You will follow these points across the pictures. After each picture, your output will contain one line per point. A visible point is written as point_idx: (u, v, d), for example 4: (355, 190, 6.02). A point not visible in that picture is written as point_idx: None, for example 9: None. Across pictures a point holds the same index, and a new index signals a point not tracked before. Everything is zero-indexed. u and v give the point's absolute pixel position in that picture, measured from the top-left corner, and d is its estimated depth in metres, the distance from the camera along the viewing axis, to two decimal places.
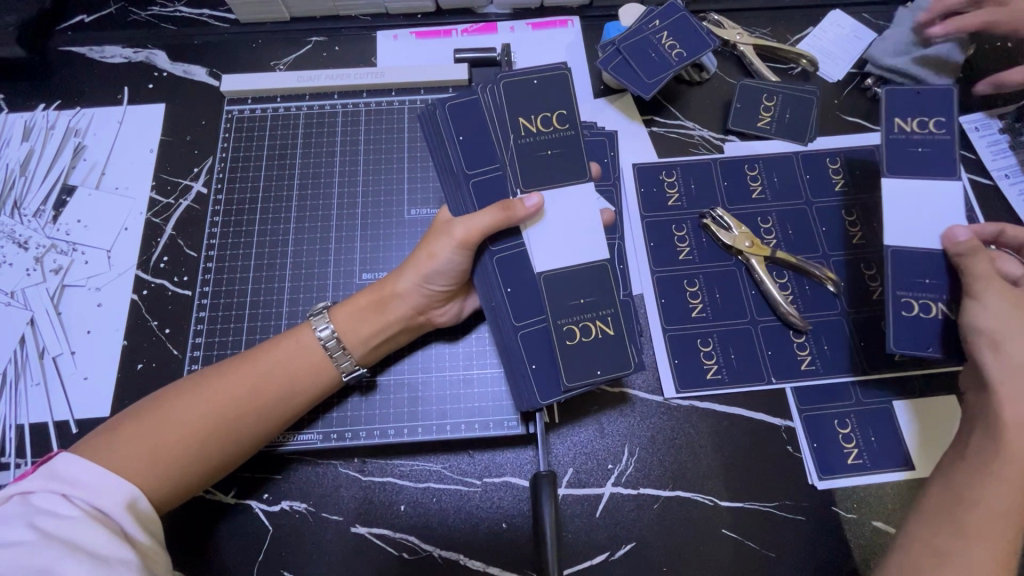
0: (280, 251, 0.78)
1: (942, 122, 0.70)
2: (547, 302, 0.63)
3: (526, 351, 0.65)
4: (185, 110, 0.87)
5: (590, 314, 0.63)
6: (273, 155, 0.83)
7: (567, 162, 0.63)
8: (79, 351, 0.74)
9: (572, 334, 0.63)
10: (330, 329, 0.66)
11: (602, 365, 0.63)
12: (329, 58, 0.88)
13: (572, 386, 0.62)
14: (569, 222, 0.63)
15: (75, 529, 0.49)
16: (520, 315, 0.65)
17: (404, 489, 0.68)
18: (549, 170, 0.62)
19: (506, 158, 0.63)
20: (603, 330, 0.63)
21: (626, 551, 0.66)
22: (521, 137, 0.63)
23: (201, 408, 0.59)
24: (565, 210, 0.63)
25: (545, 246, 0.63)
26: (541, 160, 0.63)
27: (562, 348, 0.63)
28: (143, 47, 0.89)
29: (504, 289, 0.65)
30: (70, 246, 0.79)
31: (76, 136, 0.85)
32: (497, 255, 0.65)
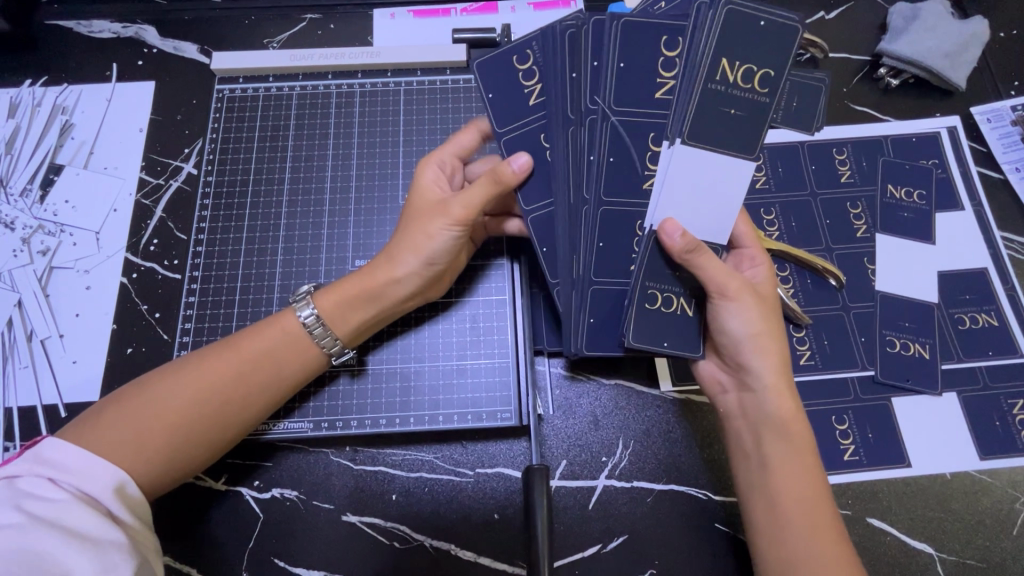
0: (271, 235, 0.76)
1: (924, 193, 0.79)
2: (642, 266, 0.63)
3: (591, 303, 0.65)
4: (175, 88, 0.84)
5: (678, 290, 0.64)
6: (265, 136, 0.80)
7: (744, 129, 0.59)
8: (68, 335, 0.73)
9: (653, 300, 0.63)
10: (314, 312, 0.64)
11: (669, 339, 0.63)
12: (324, 36, 0.86)
13: (634, 346, 0.62)
14: (699, 189, 0.60)
15: (63, 511, 0.48)
16: (598, 271, 0.65)
17: (395, 479, 0.68)
18: (723, 132, 0.59)
19: (677, 101, 0.60)
20: (684, 309, 0.64)
21: (617, 543, 0.66)
22: (712, 81, 0.58)
23: (189, 393, 0.58)
24: (699, 177, 0.60)
25: (673, 203, 0.61)
26: (721, 118, 0.58)
27: (639, 310, 0.63)
28: (133, 22, 0.87)
29: (595, 242, 0.64)
30: (58, 227, 0.78)
31: (63, 114, 0.83)
32: (604, 207, 0.64)
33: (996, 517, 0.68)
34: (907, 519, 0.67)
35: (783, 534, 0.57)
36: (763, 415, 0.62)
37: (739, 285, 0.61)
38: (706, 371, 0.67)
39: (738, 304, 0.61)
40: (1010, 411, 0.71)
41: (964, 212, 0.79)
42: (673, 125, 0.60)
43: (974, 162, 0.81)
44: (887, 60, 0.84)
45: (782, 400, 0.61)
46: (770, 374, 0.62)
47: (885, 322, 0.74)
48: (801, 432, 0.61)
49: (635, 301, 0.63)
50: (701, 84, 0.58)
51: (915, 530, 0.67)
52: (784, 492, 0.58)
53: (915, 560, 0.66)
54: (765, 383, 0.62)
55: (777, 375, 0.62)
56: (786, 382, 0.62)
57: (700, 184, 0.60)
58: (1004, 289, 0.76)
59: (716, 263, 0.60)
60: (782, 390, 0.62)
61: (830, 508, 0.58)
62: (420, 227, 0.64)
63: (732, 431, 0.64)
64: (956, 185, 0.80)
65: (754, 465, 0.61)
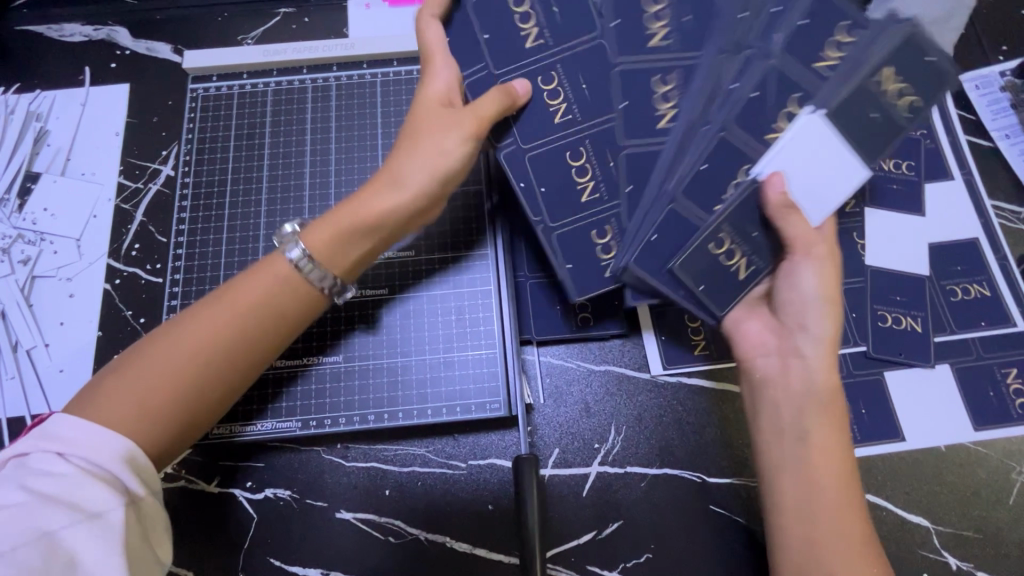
0: (251, 235, 0.75)
1: (913, 165, 0.78)
2: (733, 209, 0.60)
3: (659, 222, 0.62)
4: (151, 89, 0.83)
5: (747, 248, 0.61)
6: (242, 134, 0.79)
7: (874, 136, 0.58)
8: (53, 344, 0.73)
9: (720, 244, 0.61)
10: (302, 250, 0.60)
11: (705, 283, 0.61)
12: (299, 30, 0.84)
13: (681, 269, 0.60)
14: (812, 167, 0.59)
15: (72, 492, 0.47)
16: (686, 191, 0.62)
17: (389, 474, 0.68)
18: (856, 128, 0.58)
19: (827, 85, 0.59)
20: (740, 269, 0.62)
21: (613, 529, 0.66)
22: (871, 80, 0.57)
23: (188, 350, 0.55)
24: (818, 150, 0.58)
25: (788, 160, 0.59)
26: (862, 119, 0.58)
27: (701, 245, 0.60)
28: (105, 24, 0.85)
29: (698, 164, 0.62)
30: (38, 235, 0.77)
31: (37, 121, 0.81)
32: (722, 132, 0.61)
33: (995, 488, 0.67)
34: (902, 492, 0.67)
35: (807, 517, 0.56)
36: (804, 385, 0.59)
37: (814, 246, 0.59)
38: (755, 334, 0.63)
39: (801, 264, 0.60)
40: (1004, 381, 0.70)
41: (954, 182, 0.78)
42: (821, 98, 0.59)
43: (963, 131, 0.80)
44: None
45: (826, 376, 0.59)
46: (825, 347, 0.60)
47: (876, 296, 0.73)
48: (835, 416, 0.59)
49: (704, 233, 0.60)
50: (857, 81, 0.57)
51: (909, 503, 0.67)
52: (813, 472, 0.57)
53: (911, 534, 0.66)
54: (817, 355, 0.60)
55: (827, 348, 0.60)
56: (833, 353, 0.60)
57: (818, 161, 0.59)
58: (996, 259, 0.75)
59: (800, 221, 0.59)
60: (828, 366, 0.60)
61: (854, 495, 0.56)
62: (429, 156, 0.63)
63: (771, 391, 0.61)
64: (945, 154, 0.79)
65: (787, 445, 0.59)
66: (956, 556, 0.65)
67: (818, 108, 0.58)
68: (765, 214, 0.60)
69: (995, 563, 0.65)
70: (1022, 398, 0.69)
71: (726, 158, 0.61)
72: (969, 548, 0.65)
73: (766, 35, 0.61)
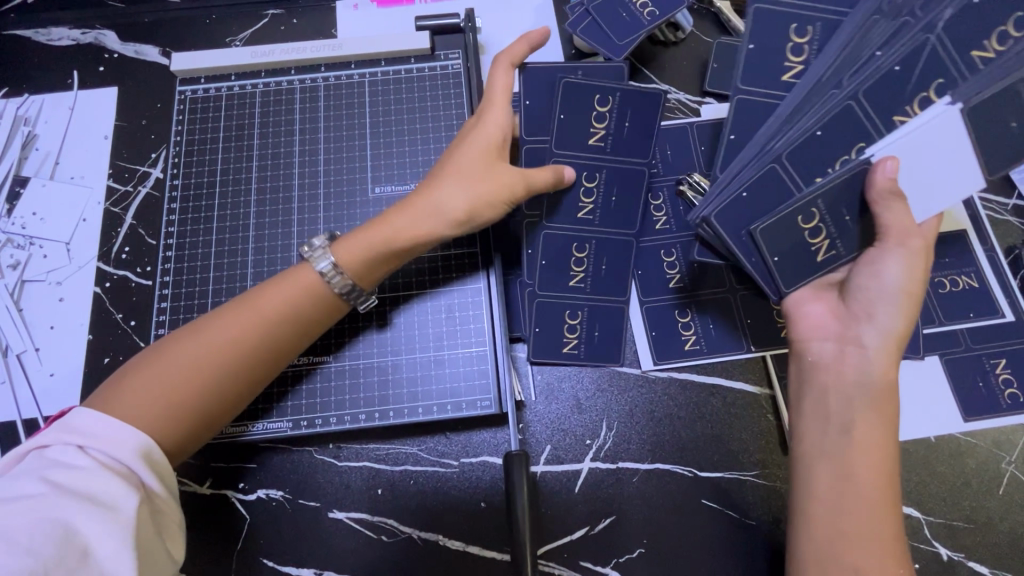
0: (241, 237, 0.75)
1: None
2: (834, 184, 0.56)
3: (755, 178, 0.59)
4: (139, 92, 0.83)
5: (833, 229, 0.58)
6: (231, 136, 0.79)
7: (1002, 145, 0.53)
8: (43, 348, 0.73)
9: (809, 219, 0.57)
10: (331, 264, 0.62)
11: (782, 254, 0.58)
12: (287, 32, 0.84)
13: (760, 234, 0.57)
14: (931, 160, 0.54)
15: (88, 481, 0.47)
16: (795, 155, 0.58)
17: (381, 473, 0.68)
18: (989, 133, 0.52)
19: (982, 74, 0.52)
20: (821, 249, 0.59)
21: (605, 525, 0.66)
22: (1016, 82, 0.52)
23: (213, 352, 0.57)
24: (944, 145, 0.53)
25: (910, 148, 0.53)
26: (999, 127, 0.52)
27: (790, 213, 0.57)
28: (92, 27, 0.85)
29: (814, 128, 0.57)
30: (27, 240, 0.77)
31: (25, 125, 0.81)
32: (852, 99, 0.56)
33: (985, 478, 0.68)
34: None
35: (833, 501, 0.55)
36: (860, 375, 0.57)
37: (909, 237, 0.54)
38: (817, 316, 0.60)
39: (887, 257, 0.55)
40: (993, 371, 0.70)
41: None
42: (962, 90, 0.53)
43: None
44: None
45: (884, 369, 0.57)
46: (891, 339, 0.57)
47: None
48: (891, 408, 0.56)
49: (797, 202, 0.56)
50: (1009, 81, 0.51)
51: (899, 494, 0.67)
52: (850, 459, 0.55)
53: None
54: (879, 347, 0.57)
55: (891, 342, 0.57)
56: (898, 351, 0.57)
57: (954, 154, 0.53)
58: (984, 250, 0.75)
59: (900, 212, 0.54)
60: (889, 359, 0.57)
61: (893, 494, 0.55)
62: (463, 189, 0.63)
63: (826, 379, 0.59)
64: None
65: (834, 434, 0.57)
66: (947, 546, 0.65)
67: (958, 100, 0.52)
68: (866, 197, 0.56)
69: (986, 553, 0.65)
70: (1010, 388, 0.70)
71: (846, 127, 0.57)
72: (959, 538, 0.66)
73: (938, 4, 0.55)
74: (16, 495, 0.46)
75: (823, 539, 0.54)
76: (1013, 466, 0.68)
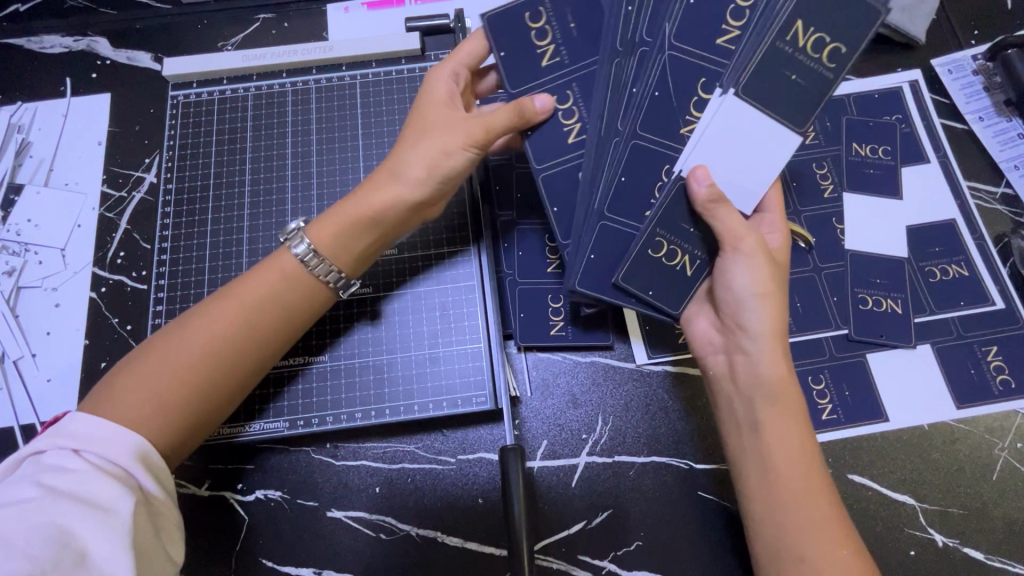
0: (235, 239, 0.76)
1: (889, 149, 0.79)
2: (660, 212, 0.62)
3: (594, 240, 0.64)
4: (132, 98, 0.83)
5: (686, 245, 0.63)
6: (224, 140, 0.80)
7: (794, 99, 0.58)
8: (40, 354, 0.73)
9: (657, 249, 0.63)
10: (306, 244, 0.62)
11: (653, 288, 0.63)
12: (278, 36, 0.85)
13: (622, 284, 0.63)
14: (733, 148, 0.60)
15: (87, 483, 0.48)
16: (614, 206, 0.64)
17: (378, 471, 0.68)
18: (776, 96, 0.58)
19: (744, 47, 0.59)
20: (686, 265, 0.63)
21: (602, 518, 0.66)
22: (782, 40, 0.57)
23: (202, 343, 0.58)
24: (739, 133, 0.60)
25: (710, 150, 0.60)
26: (782, 83, 0.58)
27: (641, 255, 0.63)
28: (84, 34, 0.85)
29: (619, 177, 0.63)
30: (23, 247, 0.77)
31: (19, 133, 0.82)
32: (636, 139, 0.63)
33: (979, 463, 0.68)
34: (887, 472, 0.68)
35: (774, 504, 0.55)
36: (752, 380, 0.59)
37: (742, 240, 0.59)
38: (698, 332, 0.64)
39: (743, 262, 0.59)
40: (985, 358, 0.71)
41: (930, 164, 0.79)
42: (730, 77, 0.60)
43: (936, 115, 0.81)
44: None
45: (774, 368, 0.58)
46: (765, 337, 0.59)
47: (856, 280, 0.74)
48: (787, 411, 0.58)
49: (637, 245, 0.62)
50: (770, 40, 0.57)
51: (895, 482, 0.67)
52: (771, 458, 0.56)
53: (897, 512, 0.66)
54: (759, 347, 0.59)
55: (769, 340, 0.59)
56: (779, 345, 0.59)
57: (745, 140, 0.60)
58: (973, 239, 0.76)
59: (728, 218, 0.59)
60: (775, 357, 0.58)
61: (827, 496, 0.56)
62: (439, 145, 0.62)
63: (717, 394, 0.63)
64: (920, 139, 0.80)
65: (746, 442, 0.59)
66: (942, 533, 0.66)
67: (727, 89, 0.59)
68: (695, 210, 0.61)
69: (981, 539, 0.66)
70: (1002, 375, 0.70)
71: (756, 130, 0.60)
72: (954, 524, 0.66)
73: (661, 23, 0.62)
74: (13, 500, 0.46)
75: (789, 541, 0.54)
76: (1007, 452, 0.68)
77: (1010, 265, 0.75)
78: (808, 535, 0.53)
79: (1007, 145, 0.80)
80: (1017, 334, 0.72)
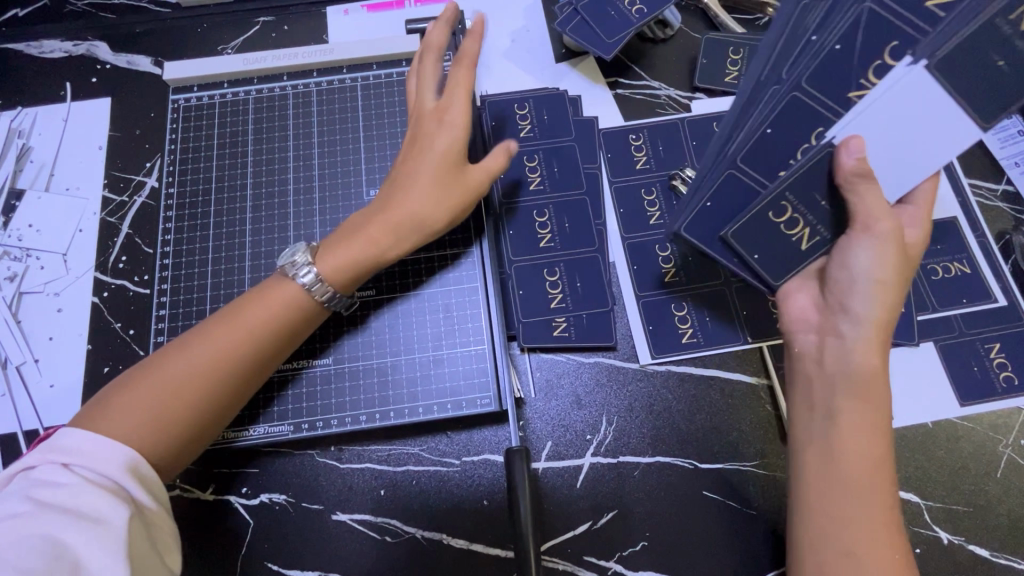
0: (237, 242, 0.76)
1: None
2: (793, 178, 0.56)
3: (718, 189, 0.61)
4: (133, 102, 0.83)
5: (812, 218, 0.59)
6: (225, 144, 0.80)
7: (992, 90, 0.48)
8: (43, 359, 0.73)
9: (780, 213, 0.59)
10: (313, 273, 0.63)
11: (761, 253, 0.61)
12: (279, 39, 0.85)
13: (733, 238, 0.61)
14: (901, 128, 0.52)
15: (75, 496, 0.48)
16: (752, 159, 0.59)
17: (382, 474, 0.68)
18: (1002, 86, 0.48)
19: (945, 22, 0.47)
20: (802, 238, 0.60)
21: (608, 519, 0.66)
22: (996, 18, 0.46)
23: (201, 366, 0.58)
24: (914, 109, 0.50)
25: (872, 125, 0.52)
26: (988, 72, 0.48)
27: (758, 213, 0.59)
28: (84, 39, 0.85)
29: (763, 130, 0.58)
30: (24, 252, 0.77)
31: (20, 138, 0.81)
32: (794, 91, 0.55)
33: (983, 461, 0.68)
34: (892, 470, 0.68)
35: (823, 496, 0.54)
36: (842, 368, 0.56)
37: (872, 222, 0.54)
38: (796, 307, 0.61)
39: (865, 242, 0.55)
40: (987, 356, 0.71)
41: None
42: (925, 46, 0.48)
43: None
44: None
45: (869, 359, 0.55)
46: (868, 324, 0.55)
47: None
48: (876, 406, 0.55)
49: (761, 204, 0.58)
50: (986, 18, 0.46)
51: (899, 480, 0.68)
52: (842, 451, 0.54)
53: (902, 511, 0.66)
54: (858, 333, 0.55)
55: (872, 330, 0.55)
56: (880, 340, 0.55)
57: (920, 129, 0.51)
58: (975, 237, 0.76)
59: (867, 195, 0.53)
60: (872, 348, 0.55)
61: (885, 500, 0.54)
62: (440, 194, 0.65)
63: (801, 373, 0.60)
64: None
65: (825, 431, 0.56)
66: (947, 530, 0.66)
67: (919, 58, 0.48)
68: (834, 180, 0.55)
69: (986, 536, 0.66)
70: (1005, 372, 0.70)
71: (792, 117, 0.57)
72: (959, 522, 0.66)
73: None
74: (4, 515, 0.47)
75: (827, 533, 0.53)
76: (1011, 449, 0.68)
77: (1012, 262, 0.75)
78: (845, 529, 0.52)
79: (1008, 143, 0.79)
80: (1020, 331, 0.72)
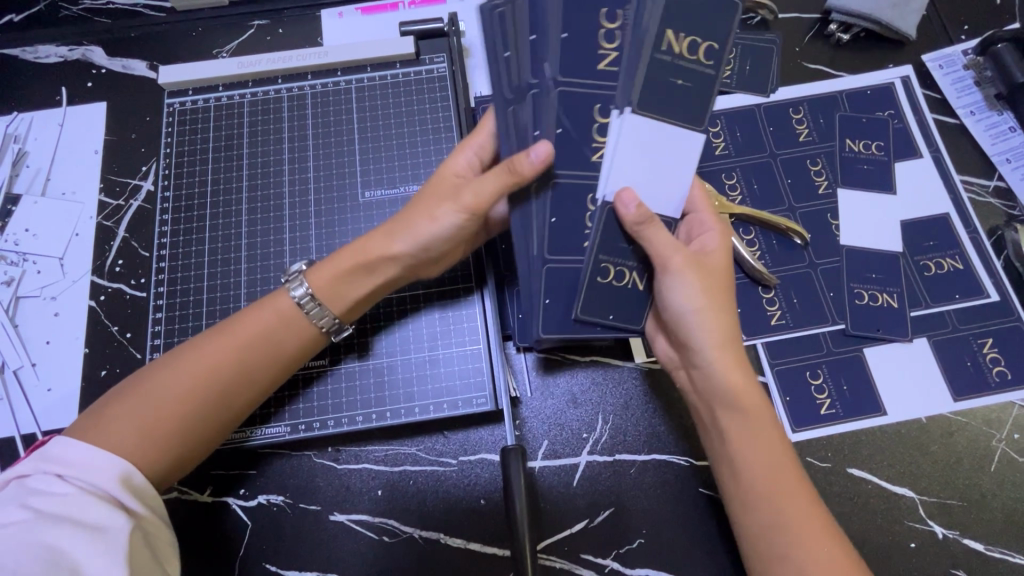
0: (233, 245, 0.76)
1: (882, 145, 0.79)
2: (597, 239, 0.61)
3: (547, 282, 0.62)
4: (128, 106, 0.84)
5: (630, 263, 0.62)
6: (220, 147, 0.80)
7: (688, 103, 0.58)
8: (41, 363, 0.73)
9: (605, 274, 0.62)
10: (306, 288, 0.63)
11: (615, 312, 0.63)
12: (273, 42, 0.85)
13: (582, 314, 0.62)
14: (645, 165, 0.59)
15: (72, 504, 0.49)
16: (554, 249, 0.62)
17: (379, 474, 0.68)
18: (673, 102, 0.58)
19: (624, 71, 0.58)
20: (636, 282, 0.63)
21: (605, 517, 0.67)
22: (658, 51, 0.57)
23: (189, 381, 0.58)
24: (644, 148, 0.59)
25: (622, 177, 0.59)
26: (671, 90, 0.58)
27: (592, 283, 0.62)
28: (79, 44, 0.86)
29: (549, 219, 0.61)
30: (20, 256, 0.77)
31: (15, 143, 0.82)
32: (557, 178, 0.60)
33: (976, 455, 0.69)
34: (886, 465, 0.68)
35: (754, 506, 0.56)
36: (711, 392, 0.60)
37: (670, 259, 0.59)
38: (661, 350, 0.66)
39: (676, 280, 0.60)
40: (980, 350, 0.71)
41: (923, 159, 0.79)
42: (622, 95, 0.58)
43: (929, 111, 0.82)
44: (836, 17, 0.84)
45: (731, 376, 0.59)
46: (712, 348, 0.59)
47: (852, 275, 0.74)
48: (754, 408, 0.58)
49: (586, 275, 0.62)
50: (649, 54, 0.57)
51: (894, 475, 0.68)
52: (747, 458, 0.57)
53: (897, 505, 0.67)
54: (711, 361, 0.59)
55: (721, 351, 0.59)
56: (733, 357, 0.59)
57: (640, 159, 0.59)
58: (967, 233, 0.76)
59: (655, 238, 0.59)
60: (732, 366, 0.59)
61: (812, 500, 0.55)
62: (428, 210, 0.63)
63: (693, 410, 0.64)
64: (913, 135, 0.80)
65: (728, 445, 0.58)
66: (941, 525, 0.66)
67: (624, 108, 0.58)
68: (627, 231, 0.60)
69: (980, 530, 0.66)
70: (999, 367, 0.71)
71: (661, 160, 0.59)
72: (953, 516, 0.66)
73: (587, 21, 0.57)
74: None
75: (767, 543, 0.54)
76: (1004, 443, 0.69)
77: (1004, 257, 0.76)
78: (784, 539, 0.53)
79: (998, 139, 0.80)
80: (1012, 326, 0.72)
